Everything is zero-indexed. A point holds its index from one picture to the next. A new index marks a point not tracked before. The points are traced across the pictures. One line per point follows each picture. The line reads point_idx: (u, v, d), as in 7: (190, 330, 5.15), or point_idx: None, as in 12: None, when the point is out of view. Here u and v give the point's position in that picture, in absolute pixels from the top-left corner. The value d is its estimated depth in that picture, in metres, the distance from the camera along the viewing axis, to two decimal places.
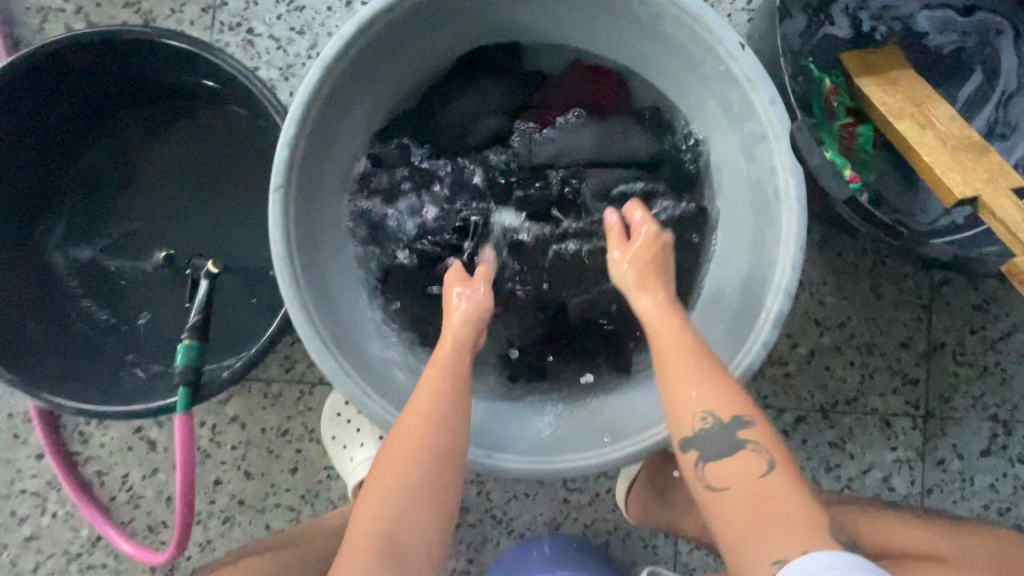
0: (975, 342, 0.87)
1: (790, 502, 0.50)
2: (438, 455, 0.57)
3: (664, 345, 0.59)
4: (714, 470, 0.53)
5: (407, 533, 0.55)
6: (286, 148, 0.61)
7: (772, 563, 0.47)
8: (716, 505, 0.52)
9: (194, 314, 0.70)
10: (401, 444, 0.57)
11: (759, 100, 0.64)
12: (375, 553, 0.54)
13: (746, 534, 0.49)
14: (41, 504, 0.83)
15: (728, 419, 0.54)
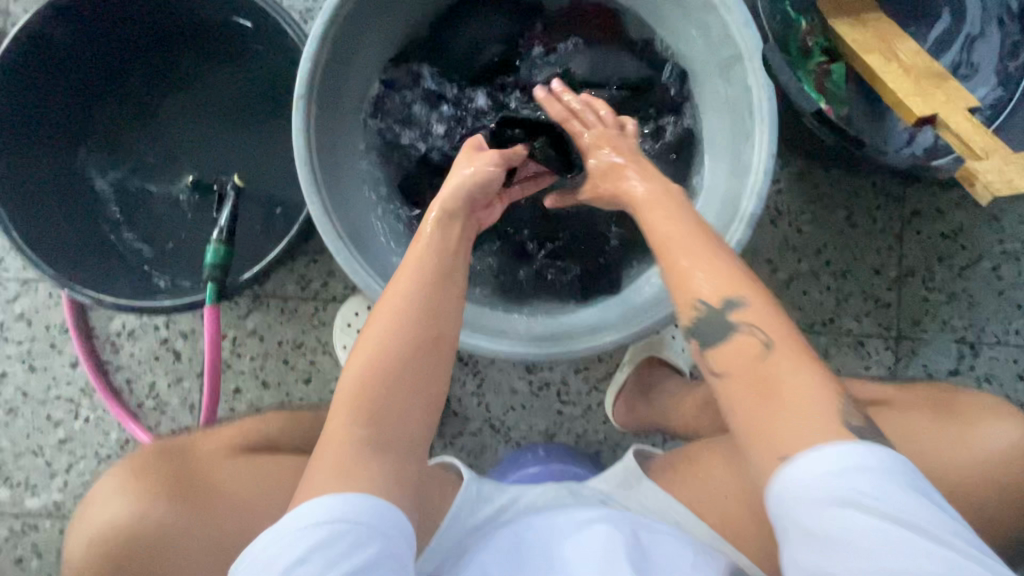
0: (944, 270, 0.93)
1: (806, 399, 0.46)
2: (414, 338, 0.56)
3: (662, 232, 0.55)
4: (715, 356, 0.50)
5: (389, 412, 0.54)
6: (308, 60, 0.68)
7: (780, 453, 0.45)
8: (718, 391, 0.50)
9: (222, 221, 0.78)
10: (377, 333, 0.56)
11: (735, 24, 0.70)
12: (357, 434, 0.53)
13: (758, 425, 0.47)
14: (75, 409, 0.90)
15: (723, 300, 0.50)
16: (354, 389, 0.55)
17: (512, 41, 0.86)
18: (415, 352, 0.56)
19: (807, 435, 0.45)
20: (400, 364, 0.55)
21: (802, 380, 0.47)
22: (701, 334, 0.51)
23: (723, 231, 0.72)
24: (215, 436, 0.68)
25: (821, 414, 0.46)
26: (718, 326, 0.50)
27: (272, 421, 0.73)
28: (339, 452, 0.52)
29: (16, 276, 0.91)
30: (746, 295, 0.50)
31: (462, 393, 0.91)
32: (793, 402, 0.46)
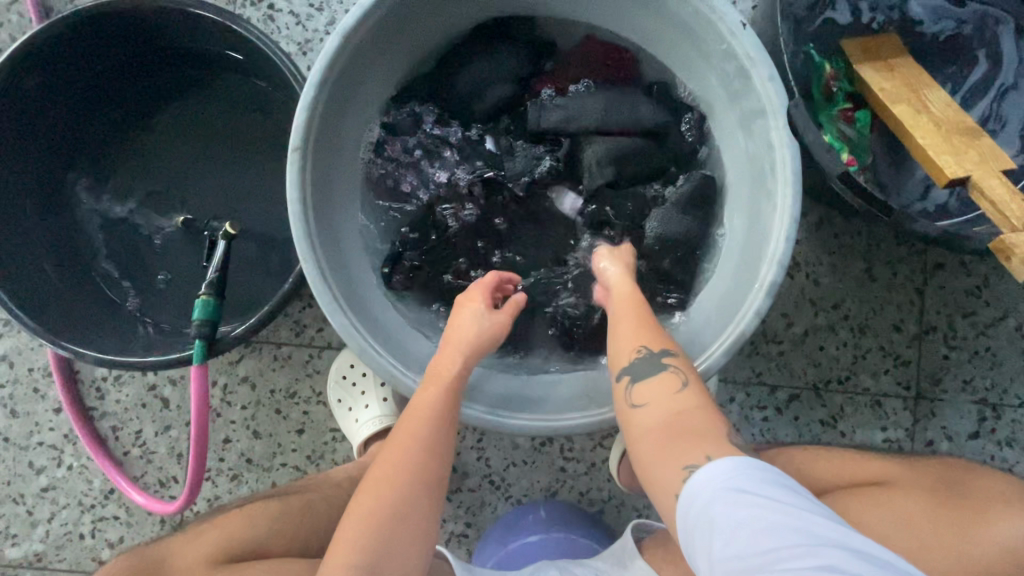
0: (966, 326, 0.89)
1: (699, 423, 0.55)
2: (424, 469, 0.59)
3: (622, 311, 0.65)
4: (640, 389, 0.59)
5: (390, 558, 0.57)
6: (305, 110, 0.64)
7: (684, 469, 0.52)
8: (637, 421, 0.58)
9: (211, 272, 0.74)
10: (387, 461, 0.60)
11: (759, 77, 0.66)
12: None
13: (667, 450, 0.54)
14: (58, 456, 0.87)
15: (659, 350, 0.60)
16: (362, 513, 0.59)
17: (522, 81, 0.82)
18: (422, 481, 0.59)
19: (698, 448, 0.53)
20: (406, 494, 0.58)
21: (702, 412, 0.56)
22: (632, 373, 0.60)
23: (741, 297, 0.68)
24: (197, 543, 0.65)
25: (714, 434, 0.54)
26: (652, 365, 0.59)
27: (257, 518, 0.67)
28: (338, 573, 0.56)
29: None
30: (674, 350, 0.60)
31: (461, 447, 0.88)
32: (692, 425, 0.55)
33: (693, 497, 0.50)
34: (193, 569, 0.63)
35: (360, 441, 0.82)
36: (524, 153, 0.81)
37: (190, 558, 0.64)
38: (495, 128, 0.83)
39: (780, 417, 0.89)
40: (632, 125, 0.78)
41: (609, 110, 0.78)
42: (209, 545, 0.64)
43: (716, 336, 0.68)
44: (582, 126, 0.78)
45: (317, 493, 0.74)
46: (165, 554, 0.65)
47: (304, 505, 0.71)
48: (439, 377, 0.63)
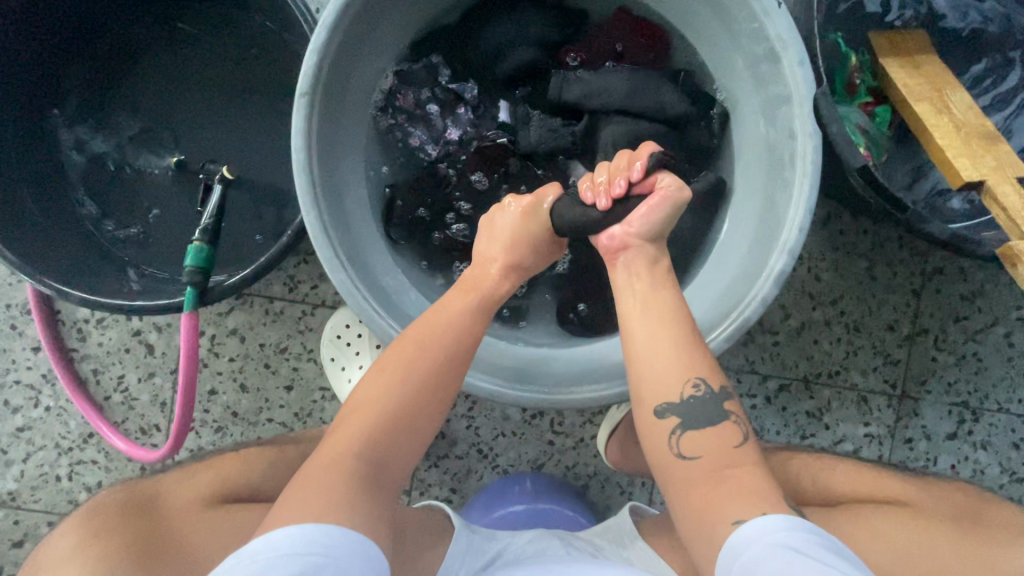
0: (957, 331, 0.90)
1: (751, 482, 0.52)
2: (450, 375, 0.59)
3: (658, 337, 0.57)
4: (690, 439, 0.54)
5: (391, 460, 0.56)
6: (316, 53, 0.61)
7: (734, 522, 0.49)
8: (685, 471, 0.54)
9: (206, 217, 0.71)
10: (402, 356, 0.58)
11: (788, 61, 0.65)
12: (355, 472, 0.53)
13: (714, 498, 0.51)
14: (34, 397, 0.85)
15: (717, 388, 0.55)
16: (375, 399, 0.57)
17: (547, 47, 0.78)
18: (443, 381, 0.59)
19: (752, 507, 0.50)
20: (422, 391, 0.58)
21: (757, 471, 0.53)
22: (683, 416, 0.54)
23: (747, 286, 0.68)
24: (189, 485, 0.63)
25: (767, 489, 0.51)
26: (712, 411, 0.54)
27: (253, 464, 0.67)
28: (335, 471, 0.52)
29: None
30: (730, 388, 0.56)
31: (451, 414, 0.88)
32: (743, 481, 0.51)
33: (739, 551, 0.47)
34: (187, 510, 0.60)
35: None
36: (542, 121, 0.78)
37: (183, 499, 0.61)
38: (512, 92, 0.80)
39: (767, 406, 0.90)
40: (655, 109, 0.75)
41: (634, 91, 0.75)
42: (202, 487, 0.63)
43: (722, 320, 0.68)
44: (605, 104, 0.75)
45: (310, 444, 0.73)
46: (160, 489, 0.62)
47: (301, 452, 0.70)
48: (476, 291, 0.65)
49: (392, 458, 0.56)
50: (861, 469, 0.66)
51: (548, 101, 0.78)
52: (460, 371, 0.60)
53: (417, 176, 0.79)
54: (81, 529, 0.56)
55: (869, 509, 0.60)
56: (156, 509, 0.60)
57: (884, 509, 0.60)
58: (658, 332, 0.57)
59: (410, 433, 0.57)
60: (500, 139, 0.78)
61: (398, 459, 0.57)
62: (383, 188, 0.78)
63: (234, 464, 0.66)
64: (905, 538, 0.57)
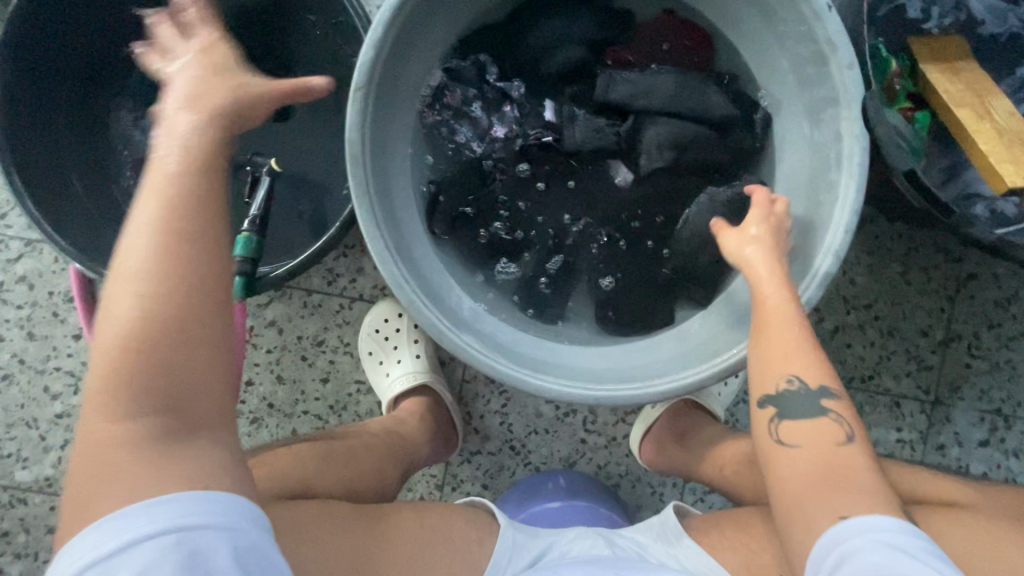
0: (991, 338, 0.90)
1: (861, 479, 0.50)
2: (174, 275, 0.42)
3: (767, 331, 0.57)
4: (789, 428, 0.54)
5: (189, 395, 0.43)
6: (371, 48, 0.62)
7: (839, 518, 0.48)
8: (785, 460, 0.53)
9: (254, 209, 0.71)
10: (157, 273, 0.42)
11: (836, 64, 0.65)
12: (142, 427, 0.41)
13: (816, 494, 0.50)
14: (74, 384, 0.85)
15: (816, 385, 0.54)
16: (133, 332, 0.41)
17: (594, 47, 0.80)
18: (181, 282, 0.42)
19: (862, 507, 0.48)
20: (180, 304, 0.42)
21: (869, 471, 0.51)
22: (781, 405, 0.54)
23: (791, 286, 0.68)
24: None
25: (877, 490, 0.50)
26: (809, 405, 0.54)
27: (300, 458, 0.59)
28: (125, 431, 0.41)
29: (20, 235, 0.85)
30: (837, 389, 0.54)
31: (484, 411, 0.88)
32: (854, 479, 0.50)
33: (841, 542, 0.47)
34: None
35: (390, 397, 0.80)
36: (587, 119, 0.78)
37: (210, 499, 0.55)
38: (560, 91, 0.81)
39: None
40: (699, 112, 0.76)
41: (680, 91, 0.76)
42: None
43: None
44: (649, 105, 0.76)
45: (356, 440, 0.67)
46: None
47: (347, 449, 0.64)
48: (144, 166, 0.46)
49: (195, 403, 0.43)
50: (904, 468, 0.66)
51: (594, 100, 0.79)
52: (201, 263, 0.43)
53: (461, 171, 0.80)
54: None
55: (915, 506, 0.60)
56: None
57: (932, 506, 0.60)
58: (770, 326, 0.57)
59: (188, 355, 0.42)
60: (545, 138, 0.79)
61: (202, 388, 0.43)
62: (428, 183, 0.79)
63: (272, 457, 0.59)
64: (960, 537, 0.56)
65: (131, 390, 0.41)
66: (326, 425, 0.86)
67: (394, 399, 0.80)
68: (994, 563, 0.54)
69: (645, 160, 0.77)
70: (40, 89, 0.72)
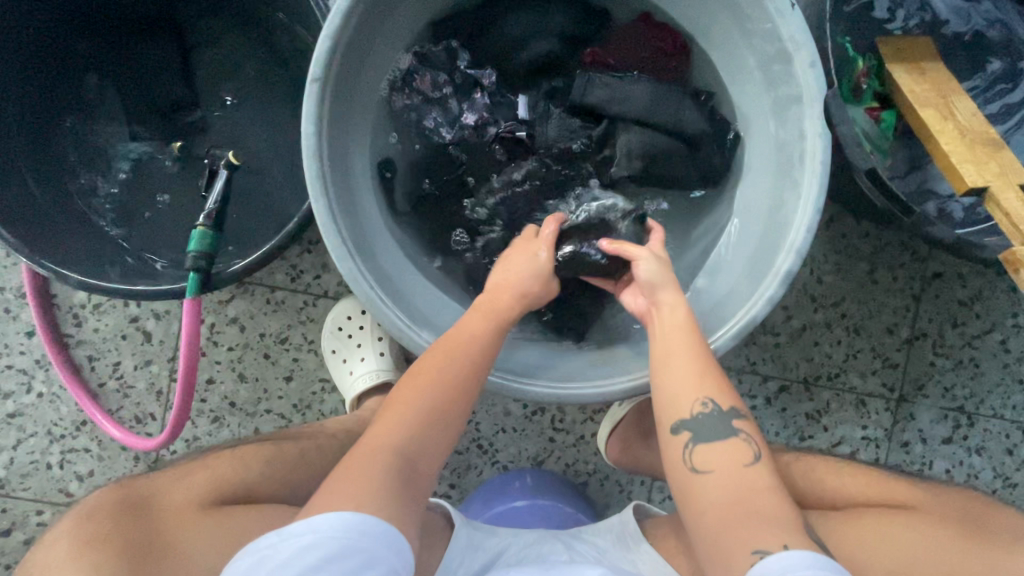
0: (955, 336, 0.91)
1: (772, 506, 0.52)
2: (464, 386, 0.58)
3: (677, 356, 0.58)
4: (702, 453, 0.55)
5: (422, 463, 0.56)
6: (329, 38, 0.60)
7: (752, 551, 0.49)
8: (699, 487, 0.54)
9: (211, 202, 0.70)
10: (437, 364, 0.59)
11: (800, 62, 0.65)
12: (388, 469, 0.53)
13: (731, 525, 0.51)
14: (27, 382, 0.83)
15: (725, 408, 0.56)
16: (412, 398, 0.57)
17: (570, 43, 0.80)
18: (463, 387, 0.59)
19: (774, 533, 0.50)
20: (453, 402, 0.58)
21: (770, 489, 0.53)
22: (693, 430, 0.55)
23: (753, 285, 0.68)
24: (180, 485, 0.57)
25: (784, 519, 0.51)
26: (717, 429, 0.55)
27: (250, 462, 0.60)
28: (379, 464, 0.53)
29: None
30: (742, 409, 0.57)
31: None
32: (762, 506, 0.51)
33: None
34: (184, 512, 0.54)
35: (354, 395, 0.79)
36: (558, 117, 0.79)
37: (179, 501, 0.55)
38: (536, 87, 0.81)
39: (768, 407, 0.90)
40: (674, 122, 0.75)
41: (657, 100, 0.75)
42: (192, 487, 0.57)
43: (727, 319, 0.67)
44: (625, 111, 0.75)
45: (311, 441, 0.67)
46: (151, 490, 0.55)
47: (300, 451, 0.64)
48: (497, 310, 0.63)
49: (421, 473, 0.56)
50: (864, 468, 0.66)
51: (573, 103, 0.77)
52: (476, 385, 0.60)
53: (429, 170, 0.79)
54: (74, 536, 0.50)
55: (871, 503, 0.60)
56: (150, 509, 0.54)
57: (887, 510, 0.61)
58: (676, 349, 0.59)
59: (434, 440, 0.57)
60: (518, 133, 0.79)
61: (429, 462, 0.57)
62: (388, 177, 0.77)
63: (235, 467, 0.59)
64: (911, 538, 0.58)
65: (397, 445, 0.55)
66: (289, 424, 0.85)
67: (358, 398, 0.79)
68: (940, 563, 0.57)
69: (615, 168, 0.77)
70: None
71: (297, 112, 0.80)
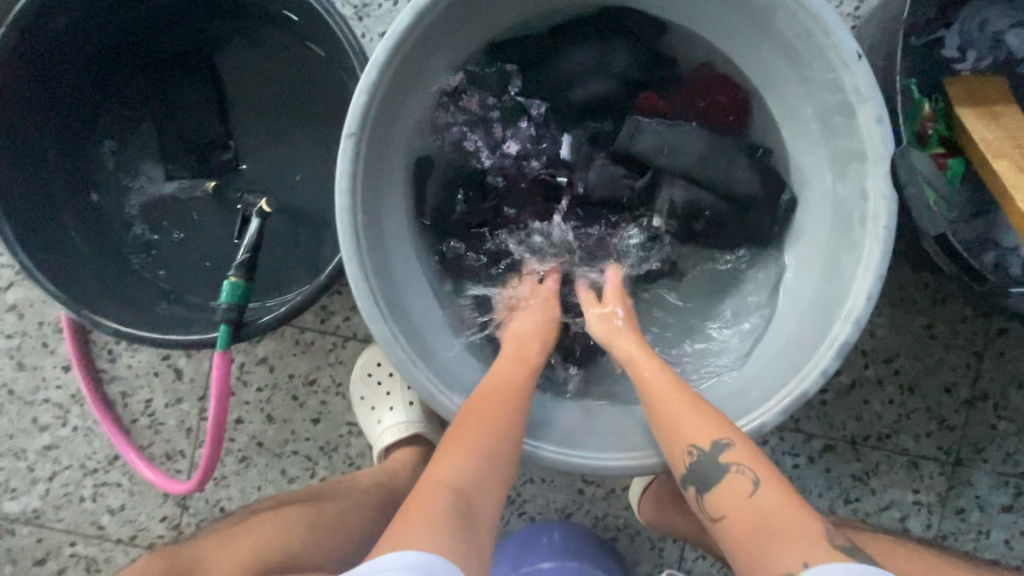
0: (1019, 398, 0.85)
1: (785, 531, 0.49)
2: (517, 421, 0.57)
3: (655, 396, 0.60)
4: (714, 497, 0.54)
5: (480, 497, 0.51)
6: (365, 91, 0.59)
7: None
8: (721, 535, 0.53)
9: (243, 250, 0.69)
10: (488, 400, 0.58)
11: (865, 117, 0.60)
12: (447, 501, 0.49)
13: (756, 561, 0.48)
14: (62, 416, 0.84)
15: (709, 445, 0.55)
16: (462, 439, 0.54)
17: (626, 85, 0.76)
18: (511, 417, 0.57)
19: (794, 553, 0.47)
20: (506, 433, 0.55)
21: (787, 509, 0.50)
22: (697, 482, 0.55)
23: (806, 354, 0.63)
24: (228, 549, 0.52)
25: (812, 537, 0.48)
26: (712, 470, 0.54)
27: (292, 527, 0.55)
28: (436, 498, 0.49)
29: (9, 264, 0.82)
30: (731, 438, 0.55)
31: None
32: (778, 531, 0.49)
33: None
34: None
35: (381, 446, 0.77)
36: (601, 163, 0.76)
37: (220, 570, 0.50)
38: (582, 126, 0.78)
39: (811, 466, 0.86)
40: (723, 180, 0.72)
41: (709, 154, 0.72)
42: (242, 552, 0.52)
43: (774, 390, 0.63)
44: (673, 163, 0.72)
45: (348, 498, 0.64)
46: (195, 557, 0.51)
47: (338, 511, 0.60)
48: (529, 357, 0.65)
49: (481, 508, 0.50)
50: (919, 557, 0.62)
51: (617, 150, 0.75)
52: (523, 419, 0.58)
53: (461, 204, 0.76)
54: None
55: None
56: None
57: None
58: (658, 393, 0.60)
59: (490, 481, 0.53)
60: (558, 178, 0.77)
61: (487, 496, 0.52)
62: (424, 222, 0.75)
63: (276, 531, 0.55)
64: None
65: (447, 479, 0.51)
66: (316, 467, 0.84)
67: (384, 449, 0.77)
68: None
69: (655, 220, 0.76)
70: (22, 120, 0.70)
71: (331, 153, 0.78)
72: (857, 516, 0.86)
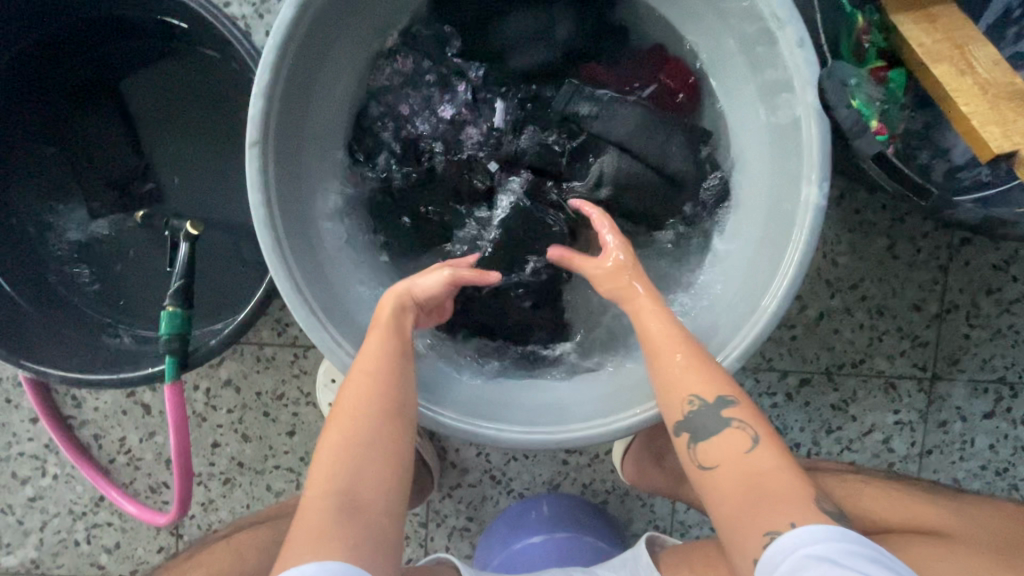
0: (990, 304, 0.84)
1: (782, 487, 0.50)
2: (394, 409, 0.55)
3: (659, 352, 0.57)
4: (704, 450, 0.53)
5: (367, 486, 0.52)
6: (260, 99, 0.55)
7: (765, 535, 0.48)
8: (706, 483, 0.53)
9: (175, 278, 0.65)
10: (358, 393, 0.55)
11: (786, 41, 0.57)
12: (331, 503, 0.50)
13: (741, 515, 0.50)
14: (40, 467, 0.84)
15: (714, 399, 0.53)
16: (339, 440, 0.53)
17: (566, 55, 0.73)
18: (384, 407, 0.54)
19: (781, 515, 0.48)
20: (382, 428, 0.54)
21: (779, 472, 0.51)
22: (692, 430, 0.54)
23: (757, 296, 0.61)
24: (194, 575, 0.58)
25: (797, 498, 0.49)
26: (712, 419, 0.53)
27: (244, 555, 0.59)
28: (325, 506, 0.50)
29: None
30: (734, 395, 0.54)
31: (459, 444, 0.85)
32: (780, 488, 0.50)
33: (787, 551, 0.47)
34: None
35: None
36: (529, 133, 0.73)
37: None
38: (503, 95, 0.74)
39: (790, 402, 0.86)
40: (658, 154, 0.70)
41: (645, 129, 0.69)
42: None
43: (729, 338, 0.62)
44: (609, 135, 0.70)
45: None
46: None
47: None
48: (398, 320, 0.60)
49: (371, 498, 0.52)
50: (884, 489, 0.62)
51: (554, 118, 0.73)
52: (399, 400, 0.55)
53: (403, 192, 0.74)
54: None
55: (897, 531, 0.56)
56: None
57: (919, 540, 0.56)
58: (668, 335, 0.57)
59: (378, 473, 0.53)
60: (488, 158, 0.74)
61: (377, 486, 0.52)
62: (361, 220, 0.73)
63: (230, 558, 0.59)
64: None
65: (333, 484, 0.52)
66: (299, 477, 0.84)
67: None
68: None
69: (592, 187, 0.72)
70: None
71: None
72: (841, 444, 0.86)
